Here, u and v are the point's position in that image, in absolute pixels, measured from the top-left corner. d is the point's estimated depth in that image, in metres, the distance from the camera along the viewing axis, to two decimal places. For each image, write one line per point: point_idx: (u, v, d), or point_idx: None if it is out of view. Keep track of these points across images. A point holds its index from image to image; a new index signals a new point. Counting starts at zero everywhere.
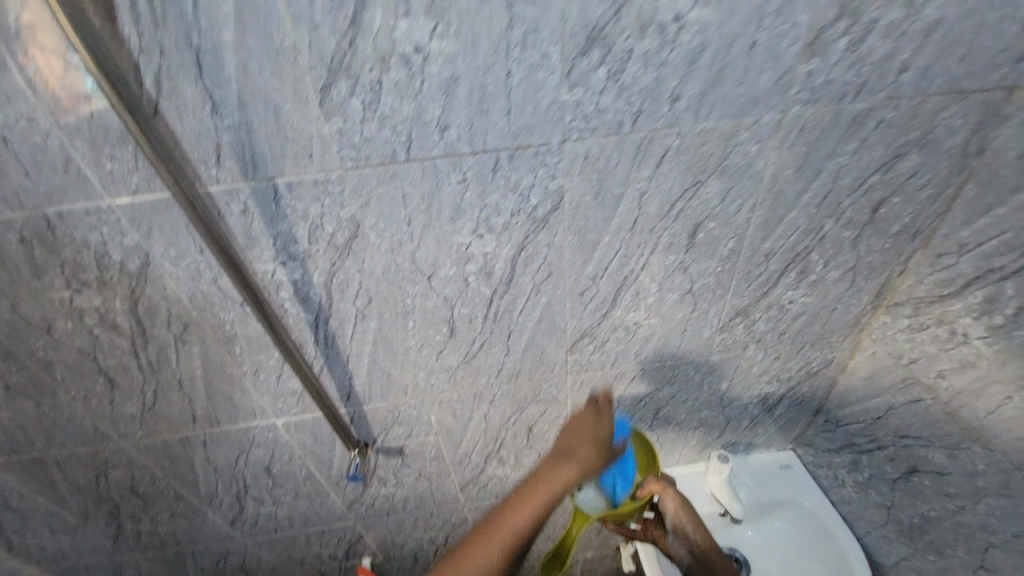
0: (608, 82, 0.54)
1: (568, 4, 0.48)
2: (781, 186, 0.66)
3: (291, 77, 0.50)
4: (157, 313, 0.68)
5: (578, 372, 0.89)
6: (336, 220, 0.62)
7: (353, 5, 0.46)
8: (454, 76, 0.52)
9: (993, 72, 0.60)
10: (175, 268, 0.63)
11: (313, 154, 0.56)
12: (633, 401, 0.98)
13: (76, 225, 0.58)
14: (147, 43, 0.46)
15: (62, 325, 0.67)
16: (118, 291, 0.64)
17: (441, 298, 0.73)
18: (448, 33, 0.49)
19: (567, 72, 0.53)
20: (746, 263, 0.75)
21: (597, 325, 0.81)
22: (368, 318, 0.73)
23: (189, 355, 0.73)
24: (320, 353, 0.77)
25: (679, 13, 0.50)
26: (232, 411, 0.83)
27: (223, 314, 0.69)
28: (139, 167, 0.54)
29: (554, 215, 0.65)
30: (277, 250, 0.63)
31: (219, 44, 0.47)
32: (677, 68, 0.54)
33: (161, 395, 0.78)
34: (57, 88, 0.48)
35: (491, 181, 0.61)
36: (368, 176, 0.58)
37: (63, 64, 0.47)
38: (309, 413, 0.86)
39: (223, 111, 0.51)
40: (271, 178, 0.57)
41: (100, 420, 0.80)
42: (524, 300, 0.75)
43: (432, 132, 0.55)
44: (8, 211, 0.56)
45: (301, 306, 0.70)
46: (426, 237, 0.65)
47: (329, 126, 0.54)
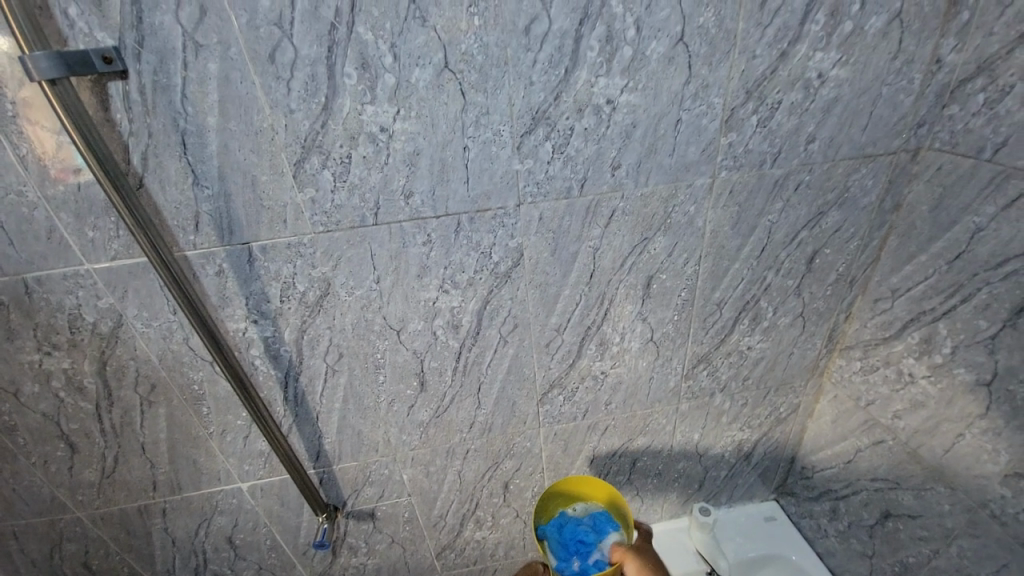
0: (554, 154, 0.61)
1: (514, 91, 0.56)
2: (722, 241, 0.72)
3: (268, 153, 0.55)
4: (126, 374, 0.68)
5: (550, 423, 0.89)
6: (308, 279, 0.65)
7: (325, 93, 0.53)
8: (417, 150, 0.58)
9: (892, 140, 0.69)
10: (148, 328, 0.65)
11: (287, 220, 0.60)
12: (608, 453, 0.97)
13: (53, 289, 0.60)
14: (137, 126, 0.52)
15: (28, 389, 0.67)
16: (88, 353, 0.65)
17: (410, 352, 0.75)
18: (410, 114, 0.56)
19: (517, 145, 0.60)
20: (701, 311, 0.80)
21: (565, 376, 0.83)
22: (338, 374, 0.75)
23: (155, 416, 0.73)
24: (290, 411, 0.77)
25: (611, 97, 0.58)
26: (196, 475, 0.81)
27: (193, 373, 0.70)
28: (120, 234, 0.57)
29: (515, 271, 0.70)
30: (249, 309, 0.66)
31: (204, 126, 0.53)
32: (614, 141, 0.61)
33: (123, 460, 0.76)
34: (52, 162, 0.53)
35: (454, 241, 0.66)
36: (339, 238, 0.63)
37: (57, 140, 0.52)
38: (277, 475, 0.84)
39: (203, 183, 0.56)
40: (247, 242, 0.61)
41: (56, 489, 0.77)
42: (492, 352, 0.77)
43: (398, 198, 0.61)
44: None
45: (271, 363, 0.71)
46: (394, 293, 0.69)
47: (302, 194, 0.59)
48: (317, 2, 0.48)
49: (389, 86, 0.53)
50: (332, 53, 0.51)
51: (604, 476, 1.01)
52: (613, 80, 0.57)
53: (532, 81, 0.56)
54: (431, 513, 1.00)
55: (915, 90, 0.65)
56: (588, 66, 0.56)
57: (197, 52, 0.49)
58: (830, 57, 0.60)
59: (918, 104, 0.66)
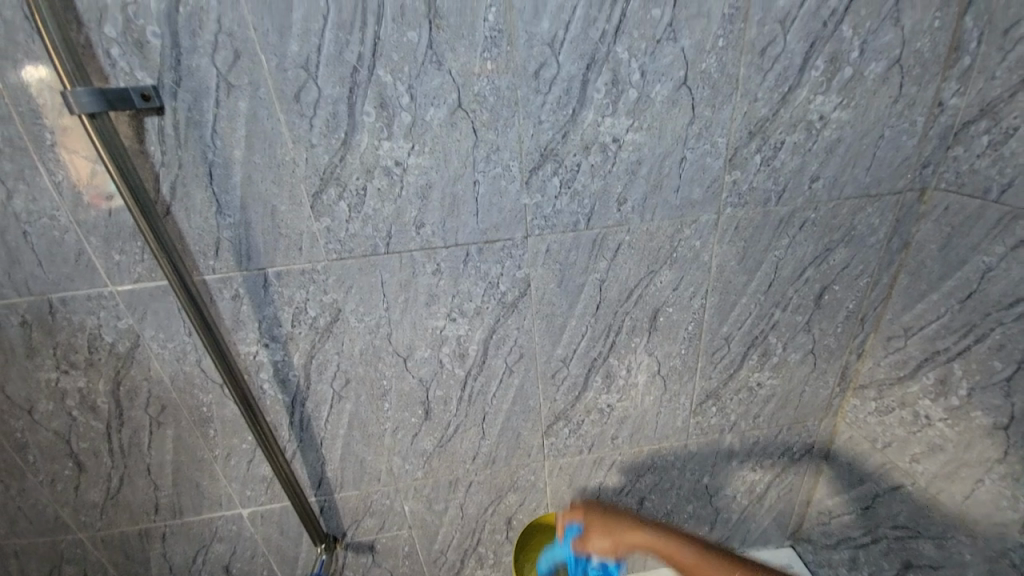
0: (562, 189, 0.63)
1: (524, 130, 0.59)
2: (728, 275, 0.73)
3: (289, 184, 0.58)
4: (138, 394, 0.69)
5: (556, 457, 0.88)
6: (319, 305, 0.67)
7: (344, 129, 0.56)
8: (430, 184, 0.60)
9: (897, 180, 0.70)
10: (163, 350, 0.67)
11: (303, 247, 0.62)
12: (615, 489, 0.95)
13: (76, 309, 0.62)
14: (169, 157, 0.55)
15: (43, 406, 0.69)
16: (103, 372, 0.67)
17: (416, 379, 0.75)
18: (424, 150, 0.58)
19: (526, 180, 0.62)
20: (709, 346, 0.79)
21: (571, 408, 0.82)
22: (344, 399, 0.75)
23: (163, 437, 0.74)
24: (294, 436, 0.77)
25: (617, 136, 0.60)
26: (199, 499, 0.81)
27: (202, 394, 0.71)
28: (144, 258, 0.60)
29: (522, 301, 0.71)
30: (261, 332, 0.68)
31: (230, 159, 0.56)
32: (620, 177, 0.63)
33: (128, 480, 0.77)
34: (86, 186, 0.56)
35: (463, 271, 0.67)
36: (351, 265, 0.65)
37: (92, 165, 0.55)
38: (278, 501, 0.83)
39: (226, 212, 0.59)
40: (263, 268, 0.63)
41: (61, 508, 0.78)
42: (498, 381, 0.77)
43: (409, 229, 0.63)
44: (15, 297, 0.61)
45: (279, 387, 0.72)
46: (403, 320, 0.70)
47: (318, 223, 0.61)
48: (342, 47, 0.52)
49: (405, 124, 0.56)
50: (353, 94, 0.54)
51: (610, 514, 0.98)
52: (619, 120, 0.59)
53: (541, 121, 0.58)
54: (431, 548, 0.97)
55: (918, 132, 0.66)
56: (594, 107, 0.58)
57: (229, 91, 0.53)
58: (830, 101, 0.62)
59: (922, 146, 0.67)
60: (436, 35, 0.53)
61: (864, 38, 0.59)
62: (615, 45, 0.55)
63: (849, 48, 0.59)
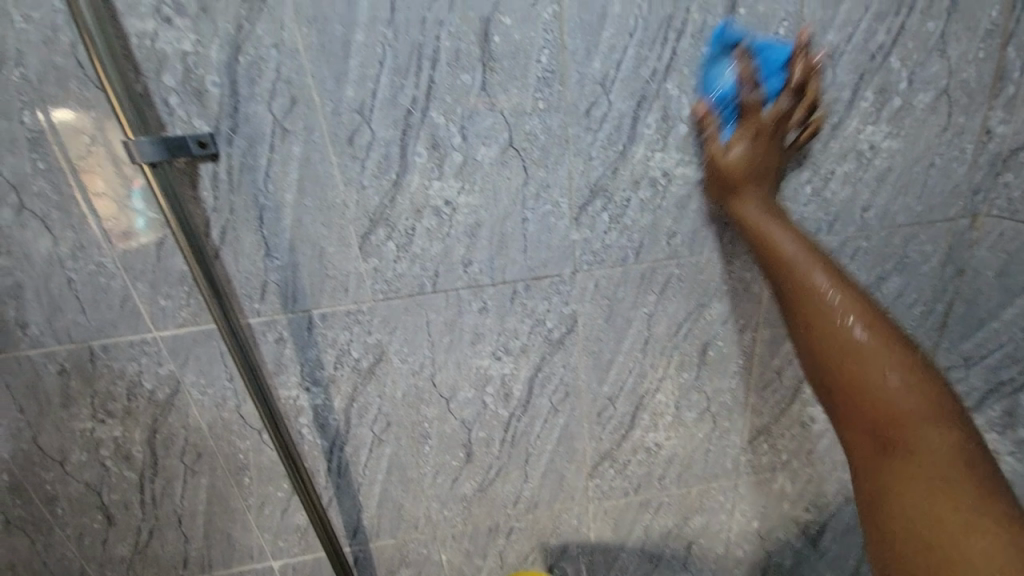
0: (611, 224, 0.62)
1: (574, 166, 0.58)
2: (779, 307, 0.71)
3: (338, 226, 0.58)
4: (174, 443, 0.67)
5: (600, 499, 0.84)
6: (363, 346, 0.65)
7: (396, 171, 0.56)
8: (479, 222, 0.60)
9: (949, 208, 0.68)
10: (202, 396, 0.65)
11: (349, 288, 0.61)
12: (661, 533, 0.90)
13: (116, 357, 0.61)
14: (221, 202, 0.55)
15: (77, 457, 0.66)
16: (140, 420, 0.65)
17: (458, 421, 0.72)
18: (474, 189, 0.58)
19: (575, 215, 0.61)
20: (759, 380, 0.76)
21: (617, 447, 0.79)
22: (384, 443, 0.72)
23: (197, 487, 0.71)
24: (331, 482, 0.74)
25: (667, 170, 0.60)
26: (229, 551, 0.77)
27: (240, 441, 0.68)
28: (190, 303, 0.59)
29: (569, 338, 0.69)
30: (303, 375, 0.66)
31: (281, 202, 0.55)
32: (670, 210, 0.62)
33: (158, 532, 0.73)
34: (109, 229, 0.54)
35: (509, 308, 0.66)
36: (396, 305, 0.63)
37: (117, 208, 0.54)
38: (311, 553, 0.79)
39: (275, 254, 0.58)
40: (308, 310, 0.62)
41: (86, 564, 0.74)
42: (542, 420, 0.74)
43: (457, 267, 0.62)
44: (54, 346, 0.59)
45: (318, 432, 0.70)
46: (447, 360, 0.68)
47: (365, 264, 0.60)
48: (397, 92, 0.52)
49: (456, 164, 0.56)
50: (406, 135, 0.54)
51: (655, 558, 0.93)
52: (669, 154, 0.59)
53: (592, 157, 0.58)
54: None
55: (969, 159, 0.65)
56: (644, 142, 0.58)
57: (283, 137, 0.52)
58: (881, 130, 0.61)
59: (973, 172, 0.66)
60: (490, 77, 0.53)
61: (912, 69, 0.59)
62: (665, 81, 0.55)
63: (898, 79, 0.59)
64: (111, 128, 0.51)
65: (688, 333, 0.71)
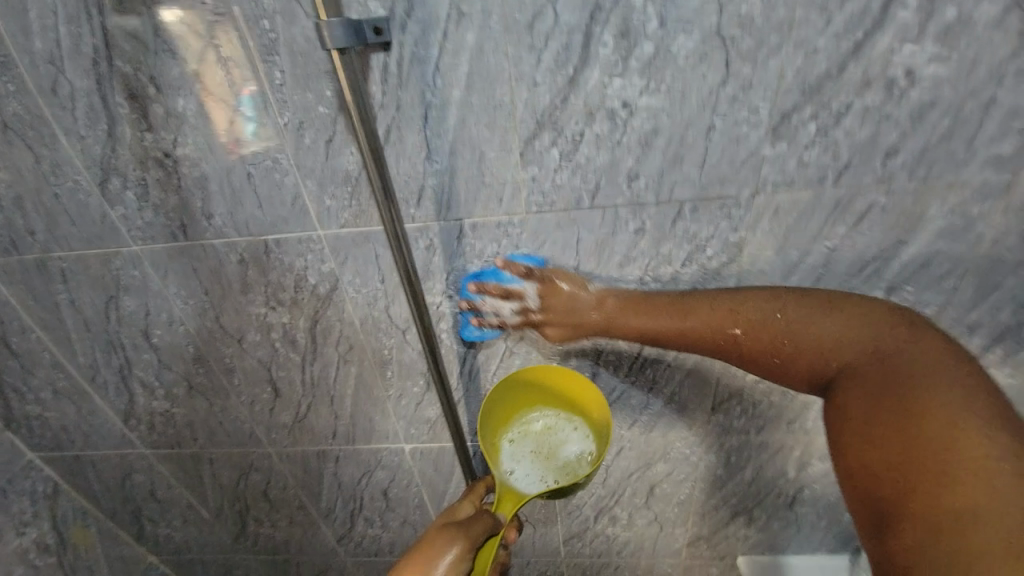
0: (816, 138, 0.53)
1: (789, 61, 0.49)
2: (1002, 252, 0.58)
3: (502, 129, 0.54)
4: (332, 333, 0.73)
5: (719, 434, 0.82)
6: (509, 260, 0.64)
7: (574, 64, 0.50)
8: (656, 130, 0.53)
9: None
10: (357, 294, 0.69)
11: (504, 198, 0.59)
12: (774, 475, 0.87)
13: (287, 251, 0.65)
14: (388, 97, 0.53)
15: (252, 337, 0.75)
16: (305, 311, 0.71)
17: (591, 342, 0.72)
18: (659, 88, 0.50)
19: (773, 126, 0.52)
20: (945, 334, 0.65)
21: (751, 385, 0.75)
22: (514, 355, 0.74)
23: (346, 375, 0.79)
24: (462, 385, 0.78)
25: (914, 68, 0.48)
26: (369, 431, 0.87)
27: (386, 339, 0.74)
28: (352, 203, 0.60)
29: (729, 270, 0.62)
30: (448, 284, 0.67)
31: (447, 100, 0.52)
32: (899, 124, 0.51)
33: (313, 410, 0.84)
34: (224, 137, 0.56)
35: (669, 232, 0.60)
36: (550, 219, 0.60)
37: (229, 117, 0.55)
38: (436, 441, 0.87)
39: (434, 157, 0.56)
40: (461, 218, 0.61)
41: (258, 425, 0.88)
42: (677, 349, 0.72)
43: (621, 181, 0.56)
44: (238, 237, 0.64)
45: (456, 338, 0.73)
46: (590, 282, 0.65)
47: (525, 172, 0.57)
48: None
49: (645, 56, 0.49)
50: (592, 22, 0.48)
51: (759, 498, 0.90)
52: (922, 47, 0.47)
53: (816, 48, 0.48)
54: (568, 499, 0.99)
55: None
56: (894, 28, 0.47)
57: (459, 22, 0.48)
58: None
59: None
60: None
61: None
62: None
63: None
64: (222, 44, 0.51)
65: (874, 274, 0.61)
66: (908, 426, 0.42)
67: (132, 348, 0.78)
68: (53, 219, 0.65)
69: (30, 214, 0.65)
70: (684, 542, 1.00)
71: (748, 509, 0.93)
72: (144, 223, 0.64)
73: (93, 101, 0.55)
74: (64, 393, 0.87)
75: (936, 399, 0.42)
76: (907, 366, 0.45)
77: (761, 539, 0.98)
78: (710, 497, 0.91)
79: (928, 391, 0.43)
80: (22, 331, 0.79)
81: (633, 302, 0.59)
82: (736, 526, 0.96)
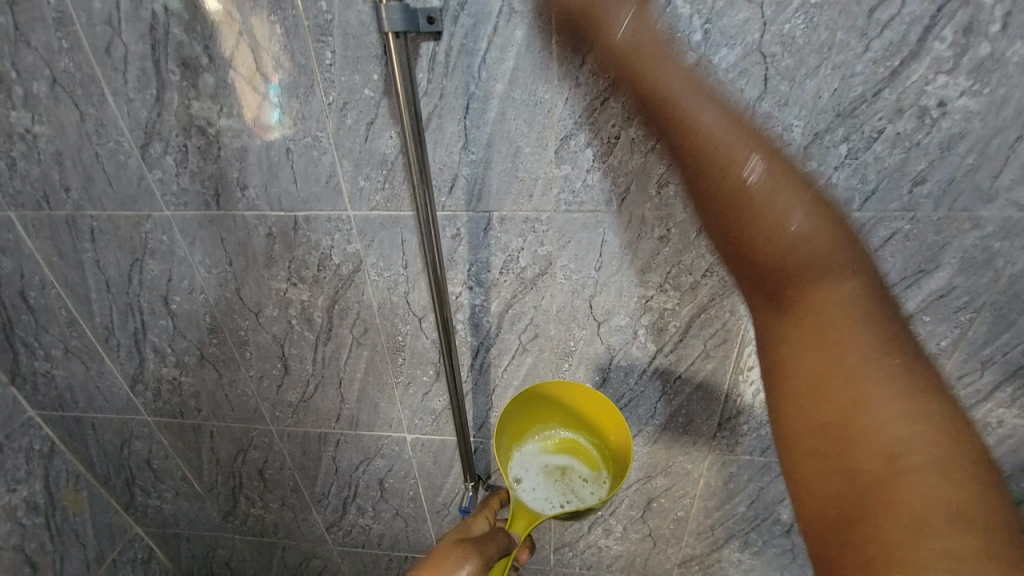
0: (845, 160, 0.54)
1: (825, 83, 0.50)
2: (1020, 288, 0.59)
3: (540, 125, 0.55)
4: (348, 315, 0.74)
5: (723, 451, 0.82)
6: (532, 256, 0.65)
7: None
8: None
9: None
10: (379, 278, 0.70)
11: (534, 194, 0.60)
12: (774, 498, 0.86)
13: (315, 229, 0.66)
14: (433, 86, 0.54)
15: (269, 312, 0.76)
16: (324, 290, 0.72)
17: (604, 346, 0.72)
18: None
19: (804, 145, 0.54)
20: (956, 366, 0.65)
21: (759, 403, 0.75)
22: (526, 352, 0.74)
23: (357, 358, 0.79)
24: (471, 378, 0.79)
25: (947, 99, 0.50)
26: (373, 417, 0.87)
27: (401, 325, 0.74)
28: (385, 187, 0.61)
29: None
30: (469, 276, 0.68)
31: (490, 93, 0.54)
32: (927, 153, 0.52)
33: (320, 391, 0.85)
34: (250, 121, 0.59)
35: (692, 242, 0.61)
36: (577, 219, 0.61)
37: (258, 102, 0.58)
38: (438, 434, 0.87)
39: (471, 148, 0.58)
40: (490, 211, 0.62)
41: (263, 402, 0.88)
42: (689, 361, 0.72)
43: (650, 187, 0.58)
44: (269, 211, 0.65)
45: (470, 330, 0.73)
46: (609, 286, 0.66)
47: (558, 169, 0.58)
48: None
49: (687, 66, 0.51)
50: None
51: (756, 520, 0.90)
52: (955, 79, 0.49)
53: (853, 73, 0.49)
54: None
55: None
56: (930, 60, 0.48)
57: (509, 19, 0.50)
58: None
59: None
60: None
61: None
62: None
63: None
64: (258, 33, 0.54)
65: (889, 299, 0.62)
66: (838, 418, 0.39)
67: (149, 312, 0.79)
68: (90, 178, 0.66)
69: (69, 171, 0.66)
70: (676, 560, 0.99)
71: (745, 531, 0.92)
72: (178, 190, 0.65)
73: (147, 66, 0.57)
74: (76, 351, 0.88)
75: (878, 388, 0.38)
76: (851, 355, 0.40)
77: (755, 565, 0.97)
78: (707, 515, 0.91)
79: (855, 371, 0.40)
80: (44, 287, 0.80)
81: (648, 41, 0.48)
82: (731, 548, 0.95)
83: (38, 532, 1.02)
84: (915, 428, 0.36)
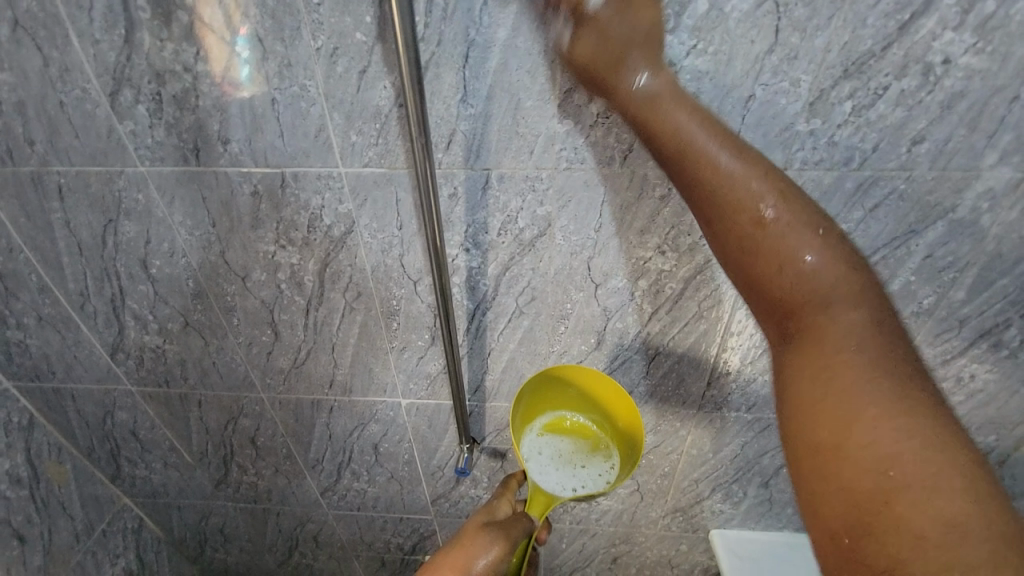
0: (849, 117, 0.53)
1: (835, 36, 0.49)
2: (1003, 249, 0.60)
3: (542, 77, 0.53)
4: (341, 279, 0.72)
5: (712, 410, 0.84)
6: (531, 216, 0.64)
7: None
8: (696, 93, 0.53)
9: None
10: (372, 239, 0.68)
11: (535, 151, 0.58)
12: (756, 453, 0.90)
13: (304, 187, 0.63)
14: (430, 31, 0.51)
15: (256, 276, 0.73)
16: (315, 252, 0.70)
17: (601, 309, 0.72)
18: (705, 51, 0.51)
19: (810, 101, 0.53)
20: (936, 326, 0.68)
21: (748, 363, 0.77)
22: (523, 316, 0.74)
23: (350, 323, 0.78)
24: (467, 342, 0.78)
25: (953, 55, 0.49)
26: (366, 383, 0.87)
27: (396, 289, 0.73)
28: (379, 142, 0.59)
29: None
30: (466, 237, 0.66)
31: (491, 40, 0.51)
32: (928, 111, 0.52)
33: (312, 357, 0.83)
34: (218, 75, 0.55)
35: None
36: (578, 178, 0.60)
37: (225, 54, 0.54)
38: (433, 398, 0.87)
39: (470, 101, 0.55)
40: (489, 169, 0.60)
41: (252, 369, 0.86)
42: (683, 323, 0.73)
43: None
44: (254, 168, 0.62)
45: (467, 293, 0.72)
46: (608, 247, 0.66)
47: (560, 125, 0.56)
48: None
49: (697, 14, 0.49)
50: None
51: (739, 474, 0.94)
52: (964, 34, 0.48)
53: (864, 26, 0.48)
54: None
55: None
56: (941, 14, 0.47)
57: None
58: None
59: None
60: None
61: None
62: None
63: None
64: None
65: (878, 260, 0.63)
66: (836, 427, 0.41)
67: (127, 277, 0.75)
68: (55, 129, 0.61)
69: (30, 122, 0.61)
70: (661, 513, 1.04)
71: (726, 484, 0.96)
72: (153, 144, 0.61)
73: (112, 3, 0.52)
74: (50, 320, 0.84)
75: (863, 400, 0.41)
76: (833, 339, 0.44)
77: (734, 515, 1.03)
78: (693, 470, 0.95)
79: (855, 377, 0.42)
80: (10, 250, 0.75)
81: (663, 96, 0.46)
82: (713, 501, 1.00)
83: (24, 505, 0.99)
84: (903, 439, 0.39)
